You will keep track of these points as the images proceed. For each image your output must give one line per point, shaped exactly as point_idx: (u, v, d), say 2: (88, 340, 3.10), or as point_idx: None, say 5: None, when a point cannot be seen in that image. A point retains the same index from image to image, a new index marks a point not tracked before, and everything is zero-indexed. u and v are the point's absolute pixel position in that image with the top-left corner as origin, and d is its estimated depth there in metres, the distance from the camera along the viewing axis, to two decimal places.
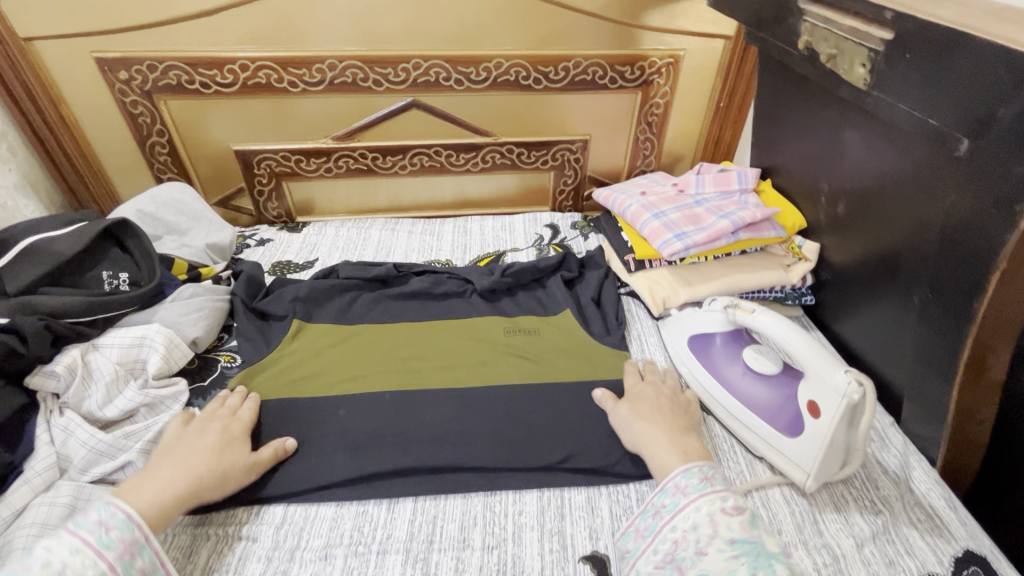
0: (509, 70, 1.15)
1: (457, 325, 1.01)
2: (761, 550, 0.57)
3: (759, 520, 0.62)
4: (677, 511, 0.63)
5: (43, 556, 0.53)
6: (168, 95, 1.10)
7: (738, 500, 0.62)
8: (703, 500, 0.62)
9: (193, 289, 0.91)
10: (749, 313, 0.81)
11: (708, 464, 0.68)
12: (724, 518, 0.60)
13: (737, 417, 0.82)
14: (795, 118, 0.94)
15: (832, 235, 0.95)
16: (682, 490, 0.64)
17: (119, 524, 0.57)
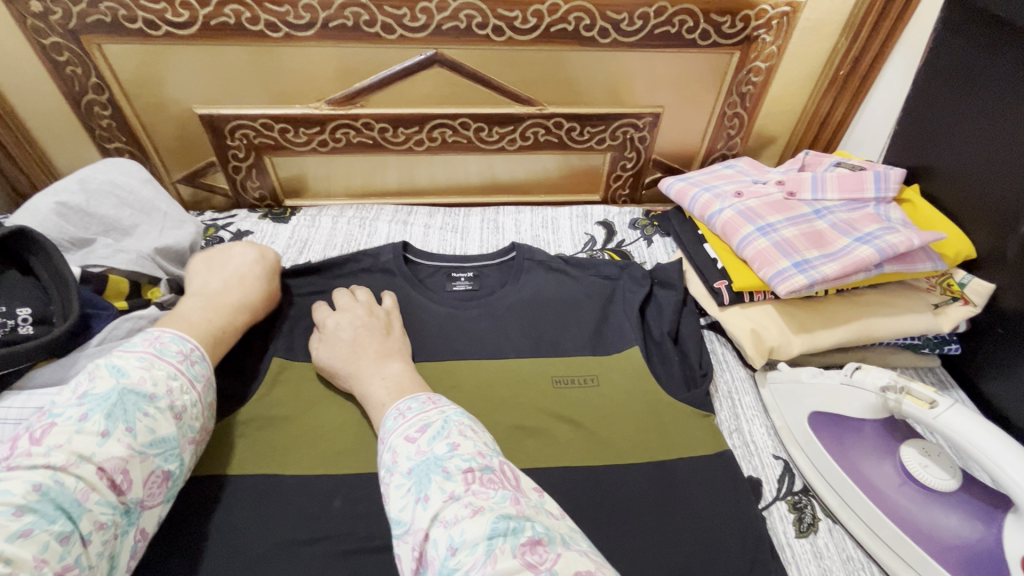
0: (567, 15, 0.84)
1: (489, 369, 0.76)
2: (429, 465, 0.45)
3: (450, 424, 0.49)
4: (379, 464, 0.50)
5: (152, 374, 0.50)
6: (102, 37, 0.81)
7: (425, 417, 0.51)
8: (394, 434, 0.51)
9: (130, 324, 0.65)
10: (926, 406, 0.56)
11: (414, 395, 0.56)
12: (406, 446, 0.48)
13: (885, 542, 0.59)
14: (1001, 107, 0.66)
15: (1016, 273, 0.68)
16: (385, 437, 0.52)
17: (199, 361, 0.56)
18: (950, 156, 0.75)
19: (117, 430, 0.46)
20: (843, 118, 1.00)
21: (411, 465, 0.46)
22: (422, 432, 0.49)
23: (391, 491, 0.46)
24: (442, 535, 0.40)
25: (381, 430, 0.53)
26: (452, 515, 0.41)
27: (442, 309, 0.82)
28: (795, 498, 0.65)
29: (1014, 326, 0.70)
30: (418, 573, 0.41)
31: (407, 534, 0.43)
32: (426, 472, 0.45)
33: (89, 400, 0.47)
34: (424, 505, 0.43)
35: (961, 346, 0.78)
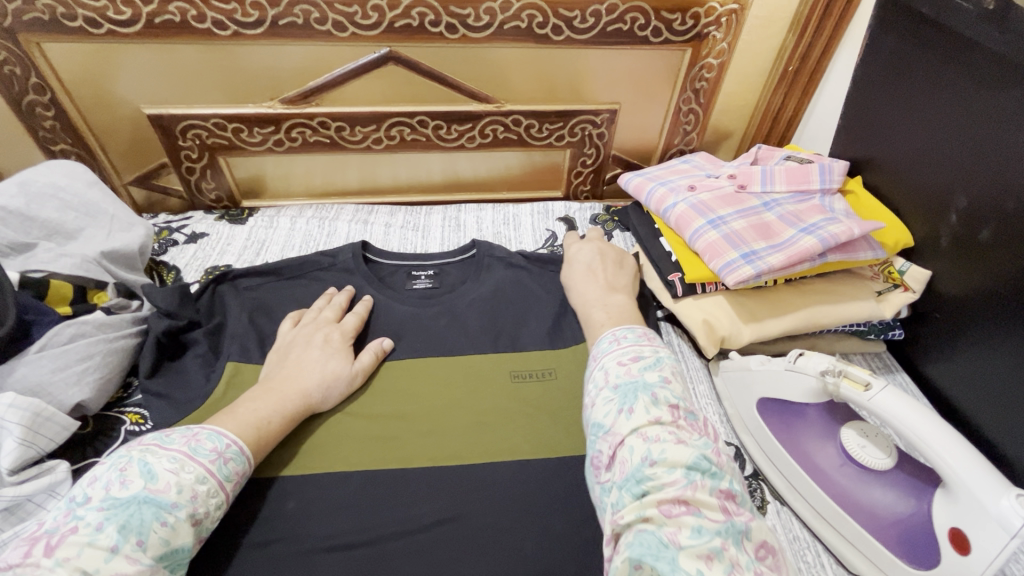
0: (520, 13, 0.85)
1: (447, 366, 0.76)
2: (637, 386, 0.52)
3: (664, 362, 0.56)
4: (588, 376, 0.58)
5: (179, 479, 0.49)
6: (42, 36, 0.79)
7: (639, 353, 0.57)
8: (607, 357, 0.58)
9: (75, 329, 0.65)
10: (861, 388, 0.58)
11: (631, 327, 0.62)
12: (617, 368, 0.55)
13: (827, 520, 0.61)
14: (931, 99, 0.69)
15: (951, 260, 0.71)
16: (597, 355, 0.59)
17: (233, 457, 0.56)
18: (887, 147, 0.78)
19: (128, 544, 0.44)
20: (794, 113, 1.03)
21: (620, 381, 0.54)
22: (633, 360, 0.56)
23: (597, 401, 0.54)
24: (640, 446, 0.48)
25: (594, 350, 0.61)
26: (612, 417, 0.51)
27: (401, 308, 0.82)
28: (745, 483, 0.67)
29: (951, 310, 0.73)
30: (608, 469, 0.49)
31: (607, 437, 0.50)
32: (633, 390, 0.52)
33: (108, 509, 0.46)
34: (602, 405, 0.52)
35: (904, 332, 0.81)
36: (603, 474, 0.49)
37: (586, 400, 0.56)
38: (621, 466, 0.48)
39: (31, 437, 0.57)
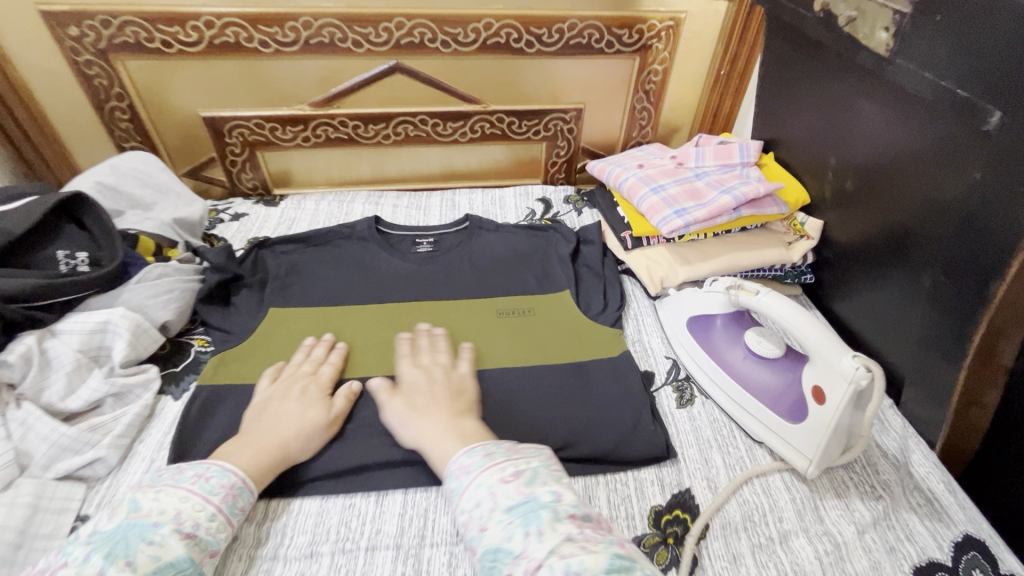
0: (500, 31, 1.07)
1: (446, 305, 0.95)
2: (534, 505, 0.54)
3: (540, 474, 0.58)
4: (461, 493, 0.58)
5: (158, 504, 0.56)
6: (125, 55, 1.01)
7: (519, 464, 0.59)
8: (483, 475, 0.58)
9: (160, 269, 0.84)
10: (752, 295, 0.78)
11: (496, 441, 0.64)
12: (504, 485, 0.56)
13: (736, 401, 0.80)
14: (803, 88, 0.90)
15: (837, 211, 0.91)
16: (467, 470, 0.60)
17: (216, 474, 0.62)
18: (786, 128, 0.98)
19: (114, 565, 0.50)
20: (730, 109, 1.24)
21: (512, 503, 0.54)
22: (516, 476, 0.57)
23: (490, 524, 0.54)
24: (559, 564, 0.48)
25: (462, 462, 0.61)
26: (516, 542, 0.51)
27: (408, 264, 1.02)
28: (679, 383, 0.87)
29: (840, 251, 0.93)
30: None
31: (514, 562, 0.50)
32: (531, 510, 0.53)
33: (95, 541, 0.52)
34: (500, 530, 0.53)
35: (814, 275, 1.01)
36: None
37: (463, 521, 0.56)
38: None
39: (135, 341, 0.76)
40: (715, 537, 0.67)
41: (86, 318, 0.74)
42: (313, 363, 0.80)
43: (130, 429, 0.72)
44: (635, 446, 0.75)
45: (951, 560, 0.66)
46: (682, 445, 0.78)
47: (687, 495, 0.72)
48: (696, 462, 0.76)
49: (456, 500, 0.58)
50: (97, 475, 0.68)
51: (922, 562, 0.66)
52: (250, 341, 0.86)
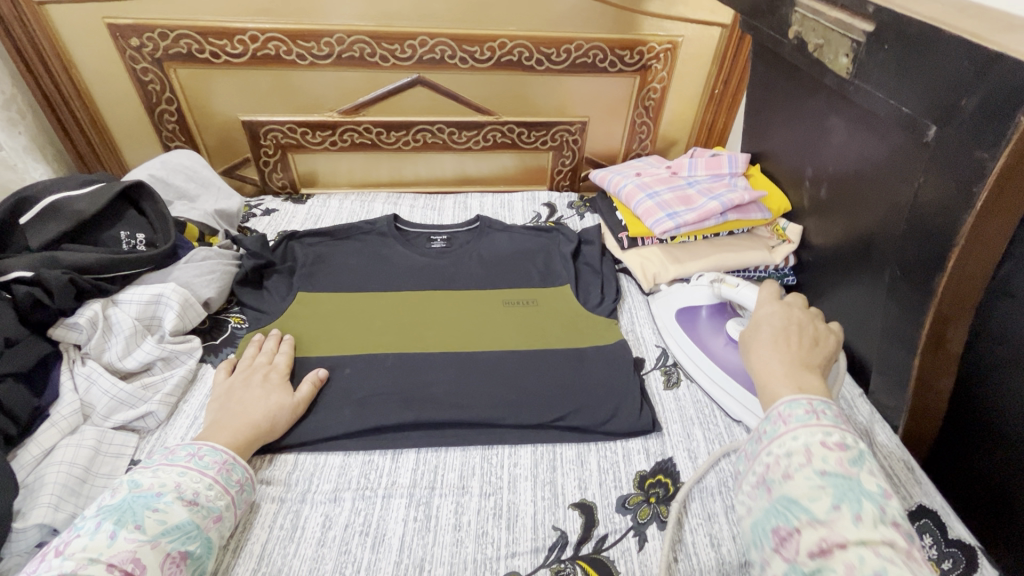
0: (513, 50, 1.19)
1: (457, 294, 1.05)
2: (856, 487, 0.51)
3: (868, 459, 0.54)
4: (777, 437, 0.57)
5: (158, 478, 0.62)
6: (177, 63, 1.13)
7: (845, 437, 0.55)
8: (804, 430, 0.56)
9: (205, 252, 0.95)
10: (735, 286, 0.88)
11: (823, 400, 0.60)
12: (827, 454, 0.54)
13: (717, 381, 0.88)
14: (783, 107, 1.00)
15: (814, 218, 1.00)
16: (786, 418, 0.58)
17: (208, 453, 0.68)
18: (771, 143, 1.08)
19: (126, 528, 0.56)
20: (723, 126, 1.35)
21: (829, 470, 0.52)
22: (841, 448, 0.54)
23: (795, 474, 0.53)
24: (839, 532, 0.48)
25: (783, 410, 0.59)
26: (822, 507, 0.50)
27: (423, 258, 1.12)
28: (667, 367, 0.95)
29: (817, 254, 1.02)
30: (812, 555, 0.48)
31: (812, 523, 0.50)
32: (852, 489, 0.50)
33: (104, 512, 0.57)
34: (808, 484, 0.52)
35: (796, 277, 1.10)
36: (795, 555, 0.49)
37: (767, 462, 0.56)
38: (840, 563, 0.46)
39: (182, 312, 0.85)
40: (693, 498, 0.75)
41: (141, 291, 0.84)
42: (267, 354, 0.86)
43: (177, 389, 0.81)
44: (624, 419, 0.83)
45: None
46: (667, 420, 0.86)
47: (669, 463, 0.80)
48: (679, 435, 0.84)
49: (766, 441, 0.58)
50: (148, 427, 0.77)
51: None
52: (281, 320, 0.96)
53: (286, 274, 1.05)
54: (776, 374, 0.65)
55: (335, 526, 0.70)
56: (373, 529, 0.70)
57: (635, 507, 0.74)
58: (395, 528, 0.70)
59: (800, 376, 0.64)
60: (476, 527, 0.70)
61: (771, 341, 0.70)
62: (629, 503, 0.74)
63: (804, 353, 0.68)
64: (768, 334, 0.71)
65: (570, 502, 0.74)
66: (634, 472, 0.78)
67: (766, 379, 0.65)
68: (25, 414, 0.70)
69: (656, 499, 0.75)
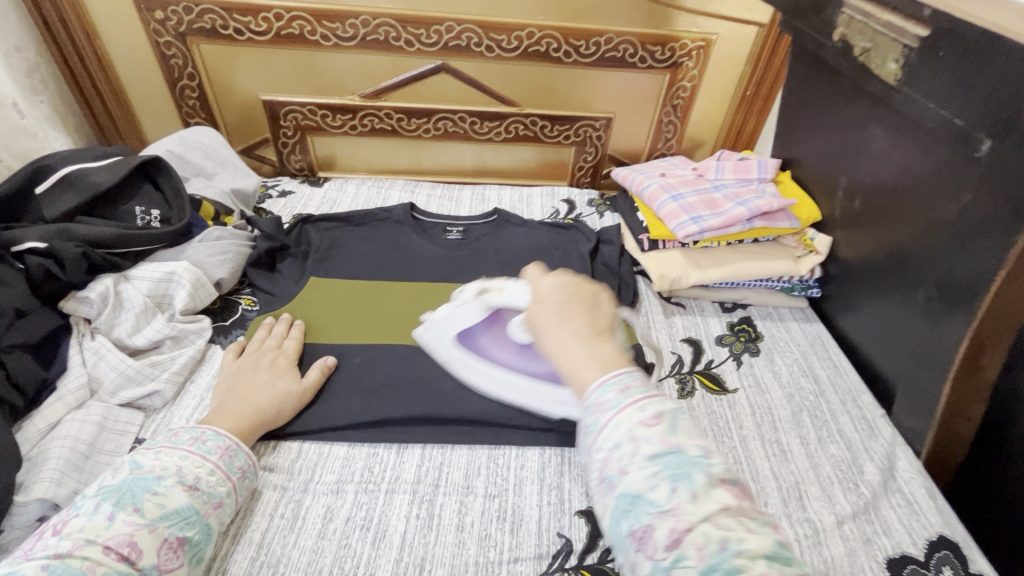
0: (541, 40, 1.16)
1: (472, 288, 1.03)
2: (684, 459, 0.46)
3: (682, 417, 0.50)
4: (599, 431, 0.50)
5: (160, 461, 0.60)
6: (201, 38, 1.12)
7: (659, 406, 0.50)
8: (623, 415, 0.49)
9: (219, 232, 0.93)
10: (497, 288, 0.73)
11: (629, 370, 0.54)
12: (646, 431, 0.48)
13: (489, 382, 0.81)
14: (818, 113, 0.97)
15: (845, 229, 0.96)
16: (602, 407, 0.51)
17: (211, 437, 0.66)
18: (803, 149, 1.05)
19: (124, 511, 0.55)
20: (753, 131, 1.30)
21: (657, 451, 0.47)
22: (658, 419, 0.49)
23: (631, 468, 0.47)
24: (695, 527, 0.43)
25: (598, 398, 0.52)
26: (662, 495, 0.45)
27: (438, 249, 1.10)
28: (682, 375, 0.93)
29: (847, 268, 0.98)
30: (670, 551, 0.43)
31: (659, 516, 0.44)
32: (681, 465, 0.46)
33: (104, 493, 0.56)
34: (642, 476, 0.46)
35: (821, 290, 1.07)
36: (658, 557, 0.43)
37: (600, 459, 0.49)
38: (691, 548, 0.42)
39: (193, 292, 0.84)
40: None
41: (155, 268, 0.83)
42: (276, 338, 0.85)
43: (185, 368, 0.80)
44: None
45: (923, 556, 0.71)
46: None
47: None
48: None
49: (592, 437, 0.51)
50: (154, 405, 0.77)
51: (895, 555, 0.70)
52: (292, 305, 0.94)
53: (300, 258, 1.04)
54: (574, 358, 0.56)
55: (336, 519, 0.68)
56: (374, 524, 0.68)
57: None
58: (396, 526, 0.68)
59: (597, 349, 0.56)
60: (478, 530, 0.68)
61: (559, 310, 0.61)
62: None
63: (592, 319, 0.60)
64: (546, 314, 0.61)
65: (576, 509, 0.72)
66: None
67: (570, 365, 0.56)
68: (32, 387, 0.69)
69: None
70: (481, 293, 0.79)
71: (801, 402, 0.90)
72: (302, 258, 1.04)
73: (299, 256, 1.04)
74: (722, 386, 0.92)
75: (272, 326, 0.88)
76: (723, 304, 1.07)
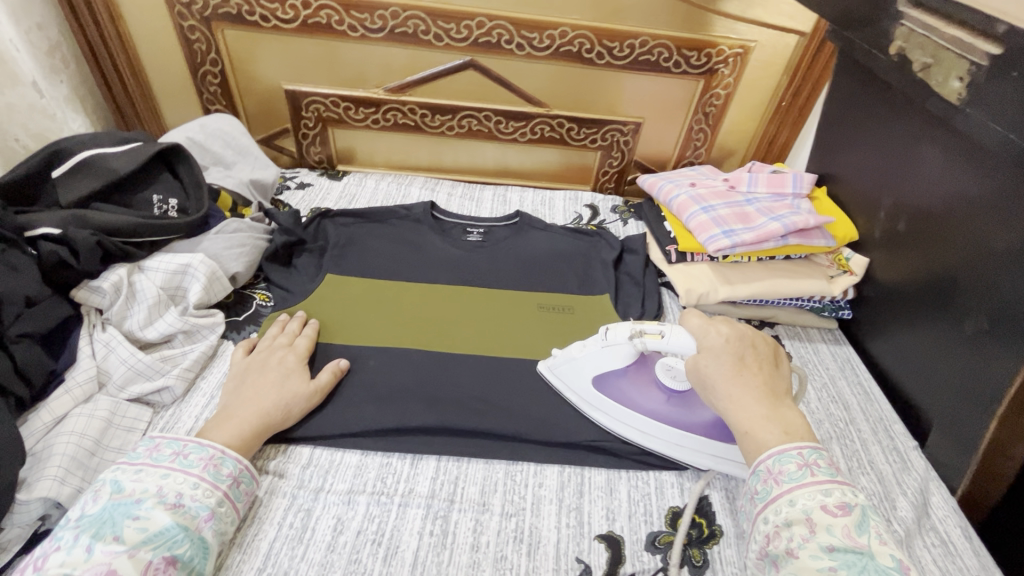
0: (573, 40, 1.12)
1: (491, 292, 1.00)
2: (868, 562, 0.52)
3: (869, 519, 0.56)
4: (771, 501, 0.58)
5: (139, 483, 0.58)
6: (226, 24, 1.09)
7: (844, 495, 0.57)
8: (801, 493, 0.57)
9: (237, 224, 0.91)
10: (658, 336, 0.73)
11: (811, 445, 0.61)
12: (836, 522, 0.55)
13: (624, 422, 0.78)
14: (863, 129, 0.93)
15: (884, 251, 0.93)
16: (777, 478, 0.59)
17: (194, 449, 0.63)
18: (843, 166, 1.01)
19: (102, 541, 0.53)
20: (784, 143, 1.26)
21: (836, 546, 0.53)
22: (843, 510, 0.56)
23: (804, 553, 0.54)
24: None
25: (772, 466, 0.60)
26: None
27: (458, 252, 1.07)
28: None
29: (883, 291, 0.95)
30: None
31: None
32: (864, 566, 0.51)
33: (83, 523, 0.54)
34: (815, 564, 0.52)
35: (852, 312, 1.03)
36: None
37: (766, 531, 0.57)
38: None
39: (208, 285, 0.82)
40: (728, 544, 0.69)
41: (169, 259, 0.81)
42: (290, 336, 0.82)
43: (196, 364, 0.77)
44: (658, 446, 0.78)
45: None
46: None
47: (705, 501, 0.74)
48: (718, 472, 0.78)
49: (762, 504, 0.59)
50: (163, 402, 0.74)
51: None
52: (307, 302, 0.92)
53: (316, 254, 1.01)
54: (756, 419, 0.62)
55: (347, 531, 0.66)
56: (386, 539, 0.65)
57: (665, 547, 0.68)
58: (410, 542, 0.65)
59: (779, 412, 0.63)
60: (495, 551, 0.65)
61: (727, 373, 0.65)
62: (659, 541, 0.69)
63: (766, 378, 0.66)
64: (721, 369, 0.66)
65: (596, 533, 0.69)
66: (667, 507, 0.72)
67: (745, 425, 0.63)
68: (39, 378, 0.67)
69: (688, 540, 0.69)
70: (635, 334, 0.76)
71: (830, 429, 0.87)
72: (318, 255, 1.01)
73: (316, 252, 1.01)
74: None
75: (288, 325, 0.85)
76: (750, 321, 1.04)
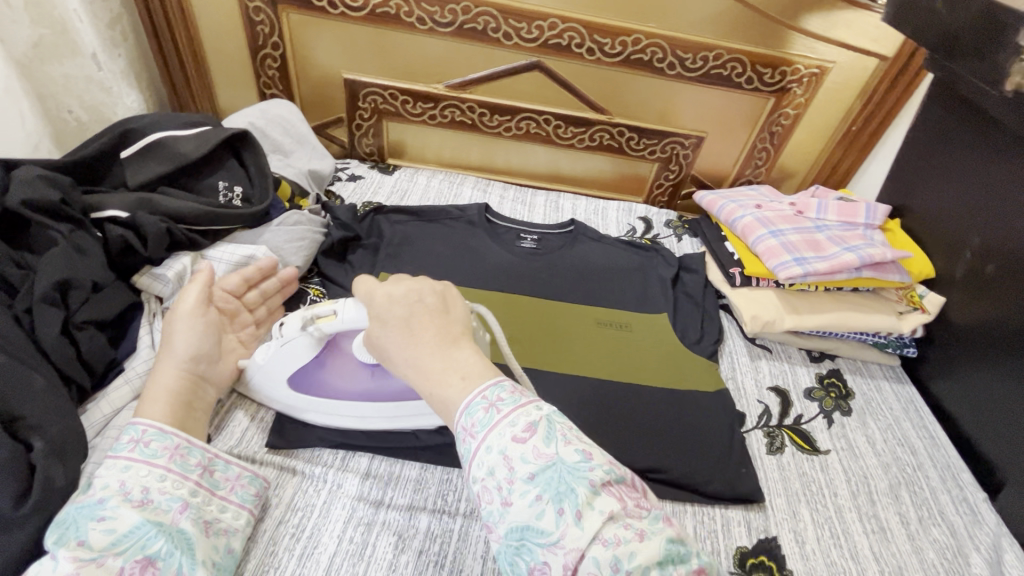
0: (646, 49, 1.09)
1: (547, 303, 0.97)
2: (563, 473, 0.46)
3: (555, 425, 0.49)
4: (473, 458, 0.49)
5: (98, 481, 0.55)
6: (292, 7, 1.06)
7: (530, 415, 0.49)
8: (493, 437, 0.48)
9: (298, 215, 0.88)
10: (329, 318, 0.64)
11: (496, 380, 0.52)
12: (518, 448, 0.47)
13: (332, 413, 0.72)
14: (957, 164, 0.90)
15: (964, 292, 0.89)
16: (471, 432, 0.49)
17: (155, 437, 0.59)
18: (925, 200, 0.98)
19: (67, 548, 0.50)
20: (849, 169, 1.22)
21: (534, 470, 0.46)
22: (533, 431, 0.48)
23: (514, 498, 0.46)
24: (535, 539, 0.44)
25: (466, 423, 0.50)
26: (549, 521, 0.44)
27: (512, 258, 1.02)
28: (770, 429, 0.86)
29: (957, 333, 0.91)
30: None
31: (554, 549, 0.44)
32: (559, 483, 0.46)
33: (48, 530, 0.52)
34: (526, 504, 0.45)
35: (918, 351, 0.99)
36: None
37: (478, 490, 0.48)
38: None
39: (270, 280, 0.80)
40: None
41: (234, 249, 0.79)
42: (260, 297, 0.77)
43: None
44: (723, 481, 0.76)
45: None
46: (770, 492, 0.78)
47: (773, 544, 0.72)
48: (784, 513, 0.75)
49: (469, 465, 0.49)
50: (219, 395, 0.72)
51: None
52: None
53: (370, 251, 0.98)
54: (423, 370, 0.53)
55: (408, 550, 0.63)
56: (448, 562, 0.63)
57: None
58: (472, 567, 0.63)
59: (451, 358, 0.54)
60: None
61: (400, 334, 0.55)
62: None
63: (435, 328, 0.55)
64: (391, 338, 0.56)
65: None
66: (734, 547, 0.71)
67: (423, 381, 0.53)
68: (100, 367, 0.65)
69: None
70: (308, 323, 0.65)
71: (898, 474, 0.83)
72: (372, 252, 0.97)
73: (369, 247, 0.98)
74: (814, 446, 0.85)
75: (272, 303, 0.79)
76: (810, 352, 1.00)
